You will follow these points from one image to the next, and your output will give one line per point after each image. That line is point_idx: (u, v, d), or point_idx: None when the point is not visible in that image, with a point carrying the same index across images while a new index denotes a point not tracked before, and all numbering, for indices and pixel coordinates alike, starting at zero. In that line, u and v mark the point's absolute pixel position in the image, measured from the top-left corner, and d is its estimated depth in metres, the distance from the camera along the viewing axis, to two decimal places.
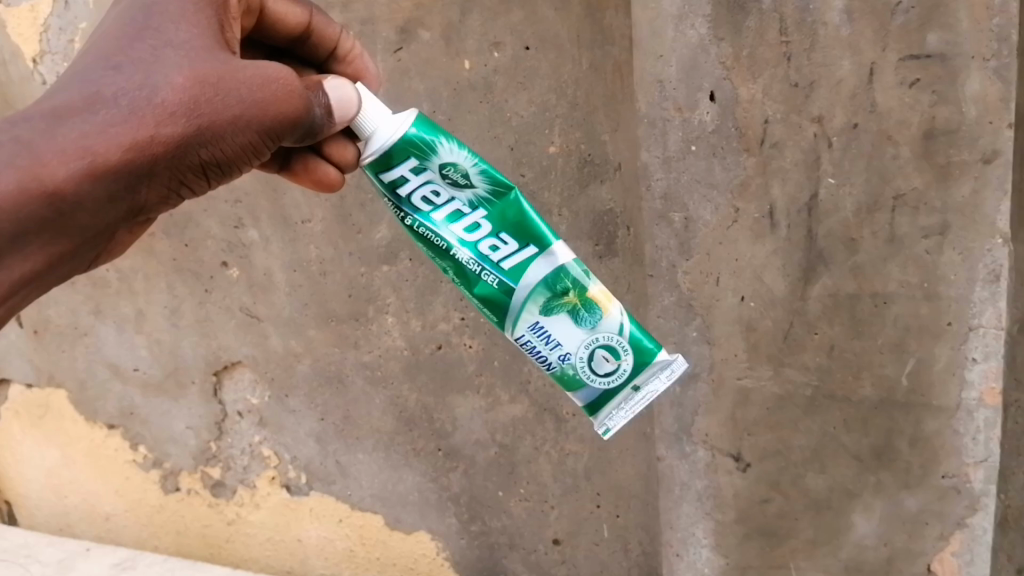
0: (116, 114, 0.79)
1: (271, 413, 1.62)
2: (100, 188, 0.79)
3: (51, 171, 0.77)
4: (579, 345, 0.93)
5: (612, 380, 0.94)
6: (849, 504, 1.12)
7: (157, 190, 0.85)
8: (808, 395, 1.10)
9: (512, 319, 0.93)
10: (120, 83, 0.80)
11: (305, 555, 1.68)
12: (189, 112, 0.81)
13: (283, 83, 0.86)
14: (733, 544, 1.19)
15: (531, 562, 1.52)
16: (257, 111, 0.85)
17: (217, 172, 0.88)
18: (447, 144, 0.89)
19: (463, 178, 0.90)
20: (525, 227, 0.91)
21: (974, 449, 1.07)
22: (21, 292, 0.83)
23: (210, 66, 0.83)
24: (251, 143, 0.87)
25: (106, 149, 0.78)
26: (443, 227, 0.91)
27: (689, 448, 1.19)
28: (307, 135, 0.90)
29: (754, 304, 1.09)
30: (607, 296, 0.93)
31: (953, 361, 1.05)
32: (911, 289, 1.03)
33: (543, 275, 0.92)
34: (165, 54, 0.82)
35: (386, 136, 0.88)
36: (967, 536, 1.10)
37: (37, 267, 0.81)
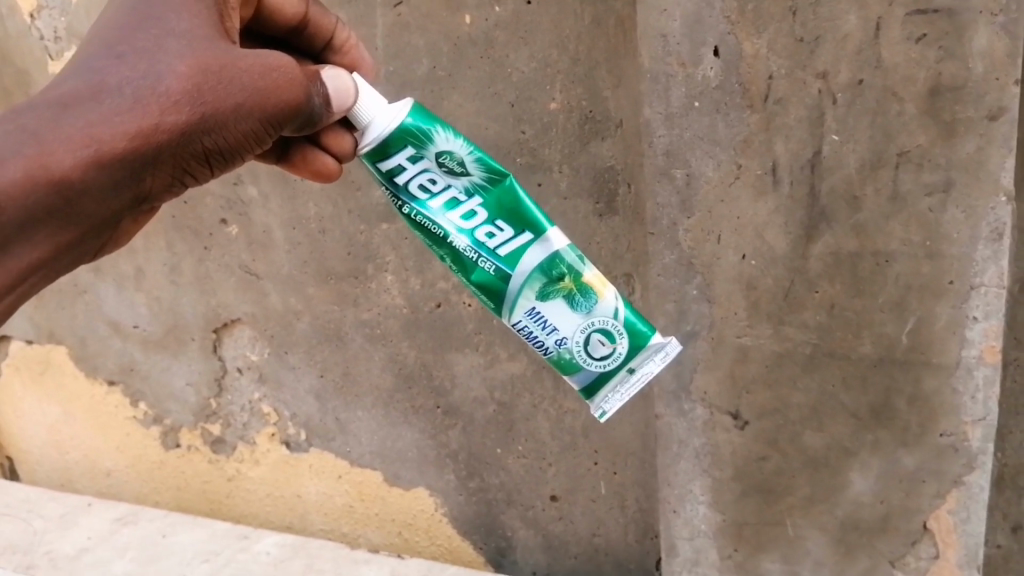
0: (122, 102, 0.80)
1: (270, 370, 1.63)
2: (107, 176, 0.80)
3: (58, 159, 0.76)
4: (576, 330, 0.95)
5: (608, 364, 0.96)
6: (847, 461, 1.13)
7: (160, 178, 0.85)
8: (808, 352, 1.11)
9: (509, 305, 0.95)
10: (124, 72, 0.81)
11: (304, 510, 1.70)
12: (193, 101, 0.82)
13: (284, 72, 0.88)
14: (729, 501, 1.20)
15: (528, 519, 1.53)
16: (258, 99, 0.86)
17: (219, 160, 0.89)
18: (443, 133, 0.91)
19: (459, 166, 0.92)
20: (519, 213, 0.93)
21: (973, 407, 1.07)
22: (26, 282, 0.81)
23: (211, 55, 0.84)
24: (254, 130, 0.88)
25: (113, 136, 0.78)
26: (439, 215, 0.93)
27: (688, 406, 1.19)
28: (306, 125, 0.92)
29: (756, 262, 1.09)
30: (602, 281, 0.95)
31: (953, 320, 1.05)
32: (913, 247, 1.03)
33: (538, 261, 0.94)
34: (168, 43, 0.83)
35: (383, 125, 0.90)
36: (964, 494, 1.11)
37: (44, 255, 0.80)
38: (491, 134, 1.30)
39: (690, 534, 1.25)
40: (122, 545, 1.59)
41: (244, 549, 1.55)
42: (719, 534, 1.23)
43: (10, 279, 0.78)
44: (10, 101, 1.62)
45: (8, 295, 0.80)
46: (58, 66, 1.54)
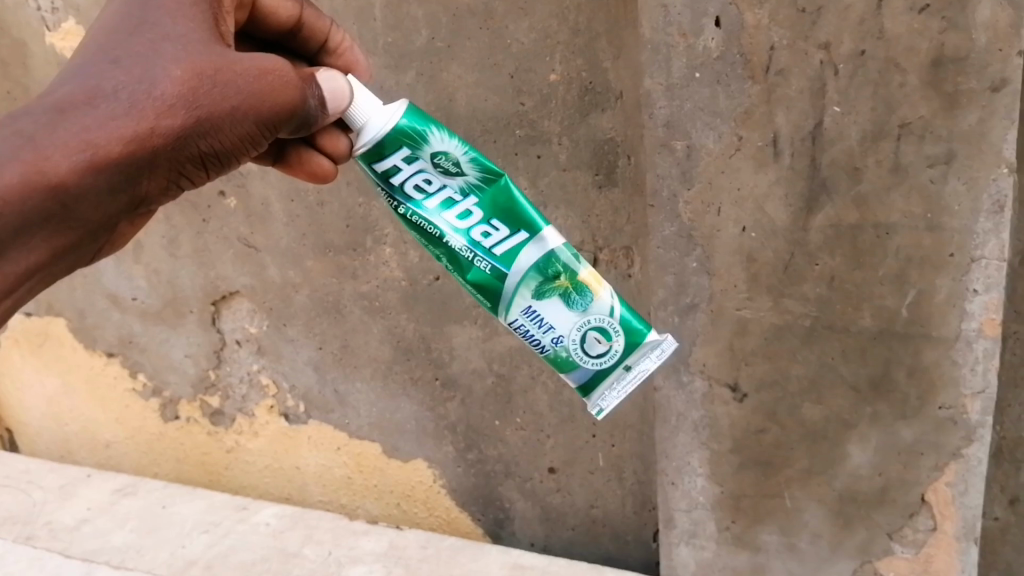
0: (118, 107, 0.80)
1: (269, 343, 1.63)
2: (103, 181, 0.80)
3: (54, 164, 0.76)
4: (572, 328, 0.95)
5: (604, 361, 0.96)
6: (846, 434, 1.15)
7: (157, 182, 0.85)
8: (807, 325, 1.11)
9: (505, 304, 0.95)
10: (120, 77, 0.81)
11: (303, 482, 1.70)
12: (188, 105, 0.83)
13: (280, 75, 0.88)
14: (728, 472, 1.22)
15: (526, 490, 1.54)
16: (253, 102, 0.87)
17: (215, 163, 0.89)
18: (438, 134, 0.92)
19: (454, 166, 0.92)
20: (515, 212, 0.93)
21: (972, 379, 1.07)
22: (23, 286, 0.81)
23: (206, 60, 0.85)
24: (249, 133, 0.88)
25: (109, 141, 0.79)
26: (435, 215, 0.94)
27: (686, 378, 1.19)
28: (302, 126, 0.93)
29: (755, 235, 1.09)
30: (597, 279, 0.95)
31: (953, 293, 1.04)
32: (914, 220, 1.02)
33: (534, 260, 0.94)
34: (164, 48, 0.84)
35: (379, 126, 0.91)
36: (962, 467, 1.11)
37: (41, 259, 0.80)
38: (491, 106, 1.29)
39: (688, 505, 1.27)
40: (121, 516, 1.59)
41: (242, 520, 1.56)
42: (717, 506, 1.25)
43: (8, 283, 0.79)
44: (7, 71, 1.61)
45: (5, 298, 0.80)
46: (57, 37, 1.53)
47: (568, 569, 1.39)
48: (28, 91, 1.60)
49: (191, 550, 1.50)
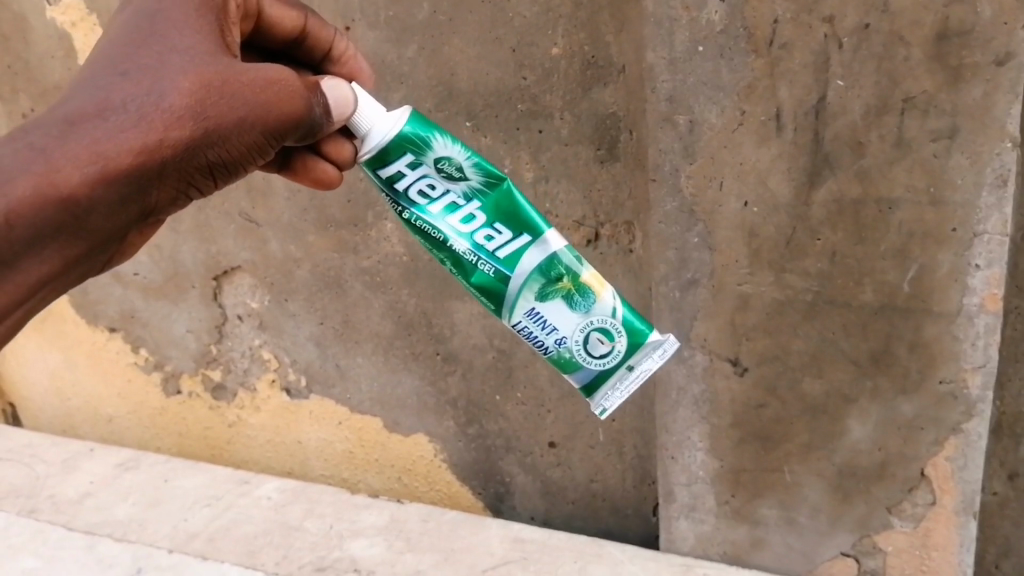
0: (127, 119, 0.80)
1: (270, 317, 1.63)
2: (114, 192, 0.80)
3: (65, 176, 0.77)
4: (575, 329, 0.97)
5: (607, 362, 0.98)
6: (846, 409, 1.15)
7: (165, 192, 0.86)
8: (809, 300, 1.11)
9: (508, 306, 0.97)
10: (129, 89, 0.81)
11: (305, 456, 1.71)
12: (197, 115, 0.83)
13: (285, 85, 0.89)
14: (728, 447, 1.24)
15: (527, 464, 1.55)
16: (261, 113, 0.87)
17: (222, 172, 0.90)
18: (441, 139, 0.93)
19: (457, 171, 0.94)
20: (517, 216, 0.95)
21: (973, 354, 1.07)
22: (33, 297, 0.81)
23: (214, 71, 0.85)
24: (256, 142, 0.89)
25: (118, 152, 0.79)
26: (439, 219, 0.95)
27: (687, 353, 1.20)
28: (308, 134, 0.93)
29: (757, 210, 1.09)
30: (599, 281, 0.97)
31: (955, 267, 1.04)
32: (917, 194, 1.02)
33: (536, 262, 0.96)
34: (171, 59, 0.84)
35: (383, 132, 0.93)
36: (961, 442, 1.12)
37: (52, 270, 0.81)
38: (492, 80, 1.29)
39: (688, 479, 1.29)
40: (124, 490, 1.60)
41: (245, 494, 1.57)
42: (717, 481, 1.27)
43: (18, 293, 0.79)
44: (7, 45, 1.60)
45: (16, 310, 0.81)
46: (58, 10, 1.53)
47: (568, 542, 1.40)
48: (28, 65, 1.60)
49: (193, 524, 1.51)
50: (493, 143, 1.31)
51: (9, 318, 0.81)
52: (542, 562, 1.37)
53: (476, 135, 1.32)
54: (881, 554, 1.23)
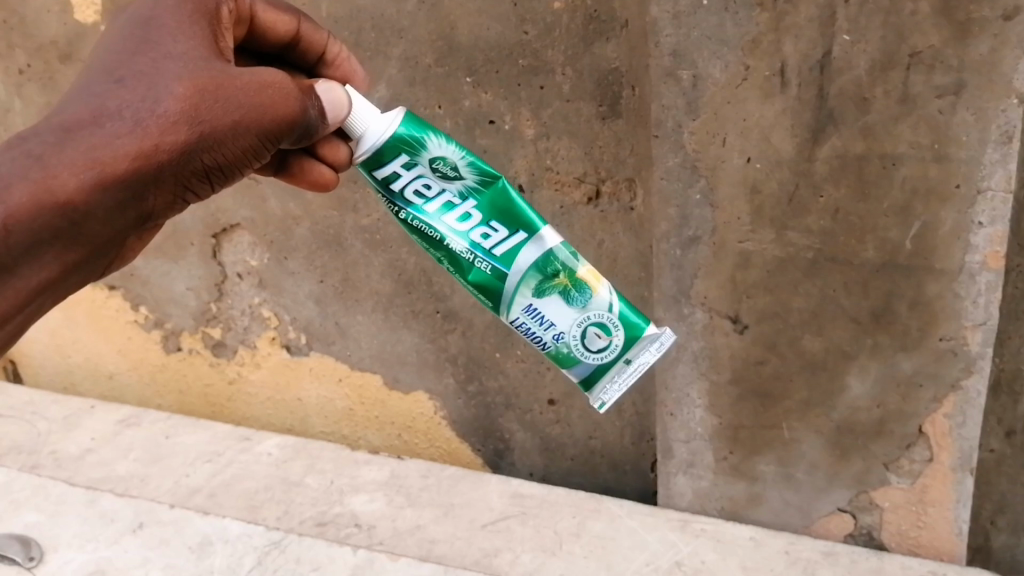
0: (122, 126, 0.80)
1: (269, 276, 1.62)
2: (110, 197, 0.81)
3: (62, 182, 0.78)
4: (572, 324, 0.98)
5: (605, 355, 0.99)
6: (846, 365, 1.16)
7: (163, 197, 0.86)
8: (810, 258, 1.11)
9: (506, 303, 0.98)
10: (124, 96, 0.81)
11: (305, 413, 1.72)
12: (191, 120, 0.83)
13: (278, 88, 0.89)
14: (727, 404, 1.25)
15: (526, 422, 1.55)
16: (255, 115, 0.87)
17: (220, 176, 0.89)
18: (435, 139, 0.94)
19: (452, 171, 0.95)
20: (513, 213, 0.96)
21: (974, 311, 1.08)
22: (35, 303, 0.84)
23: (208, 75, 0.85)
24: (252, 145, 0.88)
25: (114, 158, 0.79)
26: (435, 219, 0.96)
27: (687, 310, 1.20)
28: (303, 136, 0.93)
29: (760, 165, 1.08)
30: (596, 276, 0.98)
31: (959, 225, 1.04)
32: (921, 150, 1.01)
33: (533, 259, 0.97)
34: (165, 66, 0.84)
35: (377, 133, 0.93)
36: (960, 399, 1.14)
37: (52, 276, 0.82)
38: (493, 35, 1.25)
39: (686, 436, 1.31)
40: (126, 446, 1.61)
41: (246, 450, 1.58)
42: (715, 438, 1.29)
43: (20, 299, 0.81)
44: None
45: (17, 315, 0.83)
46: None
47: (567, 498, 1.42)
48: (21, 19, 1.57)
49: (194, 479, 1.52)
50: (494, 100, 1.29)
51: (11, 323, 0.83)
52: (542, 517, 1.39)
53: (477, 91, 1.29)
54: (877, 510, 1.26)
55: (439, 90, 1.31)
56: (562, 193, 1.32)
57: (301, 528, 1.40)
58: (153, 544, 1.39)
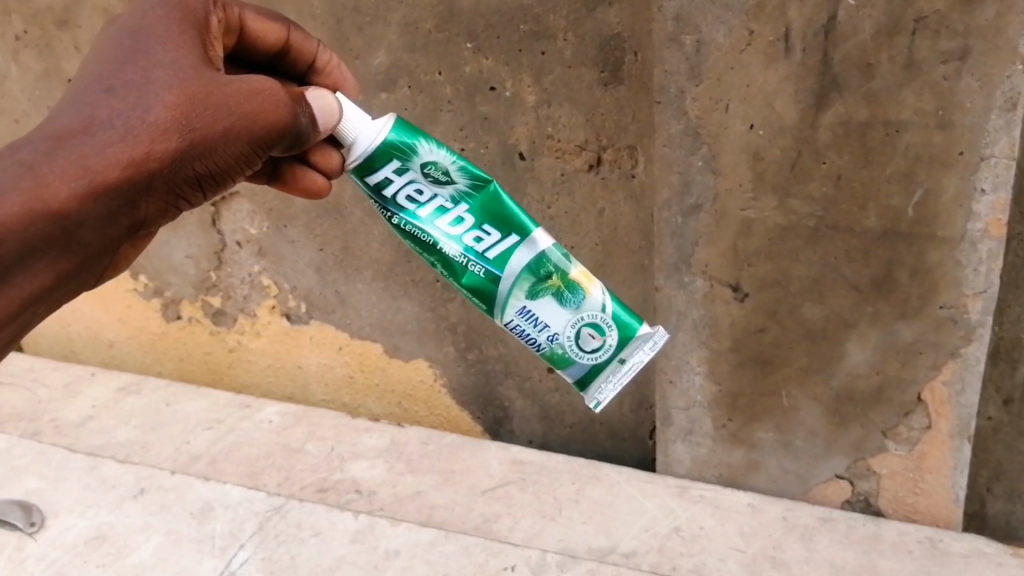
0: (113, 134, 0.79)
1: (269, 244, 1.62)
2: (103, 205, 0.80)
3: (53, 191, 0.77)
4: (566, 325, 0.98)
5: (599, 356, 0.99)
6: (846, 333, 1.16)
7: (155, 204, 0.85)
8: (812, 226, 1.10)
9: (500, 306, 0.98)
10: (114, 104, 0.80)
11: (306, 381, 1.73)
12: (182, 129, 0.82)
13: (269, 95, 0.87)
14: (726, 371, 1.26)
15: (526, 389, 1.55)
16: (246, 122, 0.86)
17: (212, 183, 0.88)
18: (427, 144, 0.94)
19: (443, 175, 0.94)
20: (504, 217, 0.95)
21: (974, 279, 1.08)
22: (30, 311, 0.82)
23: (198, 83, 0.84)
24: (243, 152, 0.87)
25: (105, 166, 0.78)
26: (429, 223, 0.96)
27: (688, 278, 1.21)
28: (294, 144, 0.92)
29: (764, 132, 1.07)
30: (588, 278, 0.98)
31: (961, 192, 1.03)
32: (925, 117, 1.00)
33: (525, 261, 0.96)
34: (155, 74, 0.83)
35: (369, 139, 0.93)
36: (959, 366, 1.14)
37: (46, 284, 0.81)
38: None
39: (685, 404, 1.32)
40: (126, 413, 1.61)
41: (246, 418, 1.58)
42: (713, 405, 1.30)
43: (13, 307, 0.79)
44: None
45: (13, 321, 0.81)
46: None
47: (567, 464, 1.42)
48: None
49: (195, 446, 1.52)
50: (495, 66, 1.27)
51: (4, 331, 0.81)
52: (541, 483, 1.39)
53: (478, 57, 1.28)
54: (875, 477, 1.28)
55: (439, 56, 1.29)
56: (563, 161, 1.31)
57: (302, 495, 1.41)
58: (153, 509, 1.39)
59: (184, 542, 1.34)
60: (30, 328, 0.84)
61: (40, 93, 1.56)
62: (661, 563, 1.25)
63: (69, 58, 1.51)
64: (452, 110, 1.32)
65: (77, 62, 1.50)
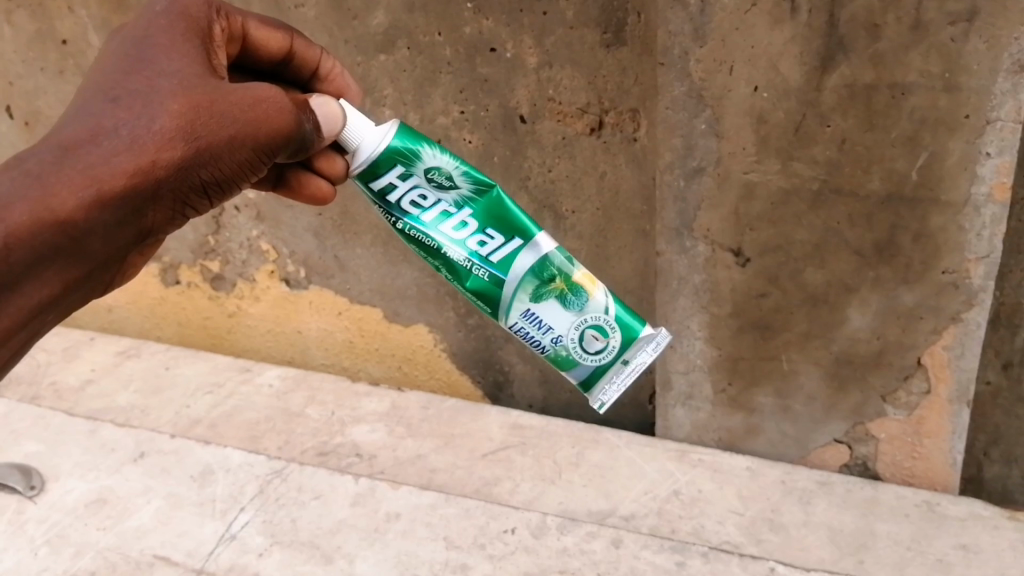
0: (119, 144, 0.79)
1: (267, 209, 1.60)
2: (109, 214, 0.79)
3: (60, 201, 0.76)
4: (570, 327, 0.97)
5: (603, 357, 0.99)
6: (847, 298, 1.16)
7: (161, 211, 0.85)
8: (815, 189, 1.09)
9: (504, 309, 0.97)
10: (120, 114, 0.80)
11: (305, 345, 1.73)
12: (187, 137, 0.81)
13: (273, 102, 0.86)
14: (726, 335, 1.26)
15: (526, 354, 1.55)
16: (251, 130, 0.84)
17: (217, 190, 0.88)
18: (430, 150, 0.93)
19: (447, 180, 0.93)
20: (508, 220, 0.95)
21: (977, 244, 1.07)
22: (38, 319, 0.81)
23: (203, 91, 0.83)
24: (249, 159, 0.86)
25: (111, 176, 0.78)
26: (433, 228, 0.95)
27: (689, 243, 1.20)
28: (299, 150, 0.91)
29: (768, 95, 1.06)
30: (592, 280, 0.97)
31: (966, 155, 1.03)
32: (931, 80, 0.99)
33: (529, 265, 0.96)
34: (160, 83, 0.82)
35: (372, 145, 0.92)
36: (961, 331, 1.14)
37: (53, 293, 0.80)
38: None
39: (685, 368, 1.32)
40: (126, 377, 1.61)
41: (246, 382, 1.58)
42: (714, 369, 1.30)
43: (21, 316, 0.79)
44: None
45: (21, 329, 0.80)
46: None
47: (566, 429, 1.43)
48: None
49: (195, 410, 1.52)
50: (495, 27, 1.25)
51: (14, 340, 0.81)
52: (541, 447, 1.40)
53: (478, 17, 1.25)
54: (873, 441, 1.28)
55: (439, 17, 1.27)
56: (564, 124, 1.29)
57: (303, 458, 1.41)
58: (154, 472, 1.40)
59: (184, 505, 1.34)
60: (37, 336, 0.84)
61: (34, 54, 1.55)
62: (660, 526, 1.25)
63: (62, 18, 1.49)
64: (452, 72, 1.31)
65: (71, 22, 1.48)
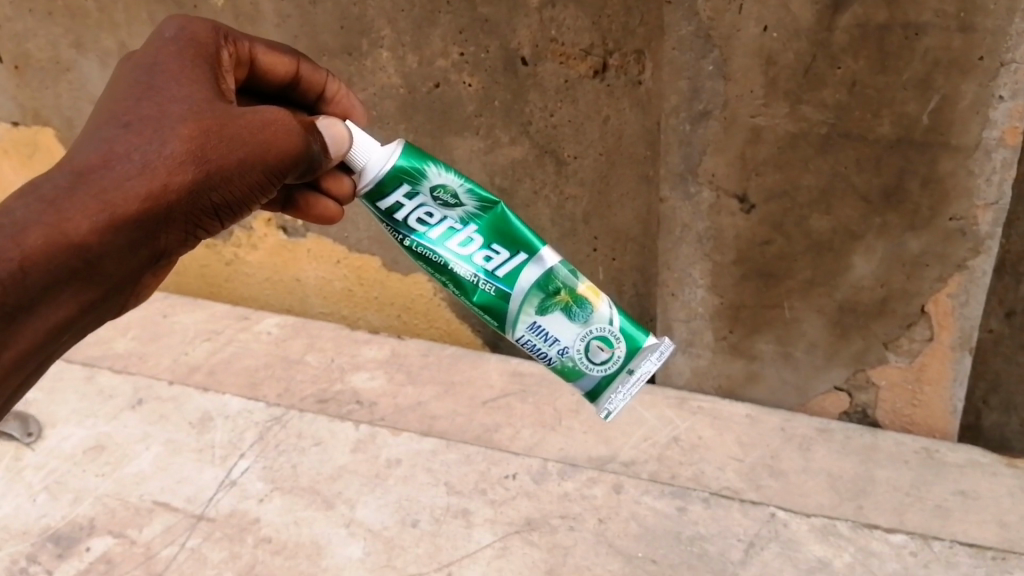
0: (131, 168, 0.77)
1: None
2: (124, 237, 0.77)
3: (75, 225, 0.74)
4: (576, 338, 0.94)
5: (608, 367, 0.95)
6: (852, 245, 1.14)
7: (175, 235, 0.82)
8: (823, 133, 1.07)
9: (510, 322, 0.95)
10: (132, 139, 0.78)
11: (304, 294, 1.71)
12: (197, 161, 0.79)
13: (282, 125, 0.84)
14: (729, 283, 1.25)
15: None
16: (261, 152, 0.82)
17: (230, 213, 0.85)
18: (435, 168, 0.91)
19: (452, 198, 0.91)
20: (513, 236, 0.92)
21: (986, 190, 1.06)
22: (54, 343, 0.79)
23: (212, 116, 0.81)
24: (260, 181, 0.84)
25: (125, 200, 0.76)
26: (439, 245, 0.92)
27: (693, 189, 1.19)
28: (309, 170, 0.88)
29: (777, 35, 1.03)
30: (596, 292, 0.94)
31: (978, 99, 1.00)
32: (946, 19, 0.96)
33: (535, 278, 0.93)
34: (170, 109, 0.80)
35: (378, 165, 0.90)
36: (966, 278, 1.13)
37: (70, 315, 0.78)
38: None
39: (687, 316, 1.32)
40: (124, 324, 1.60)
41: (244, 329, 1.58)
42: (715, 317, 1.30)
43: (37, 338, 0.77)
44: None
45: (37, 352, 0.78)
46: None
47: None
48: None
49: (194, 356, 1.51)
50: None
51: (29, 364, 0.78)
52: (541, 394, 1.39)
53: None
54: (874, 389, 1.28)
55: None
56: (566, 66, 1.25)
57: (301, 405, 1.40)
58: (152, 418, 1.39)
59: (184, 451, 1.33)
60: (53, 360, 0.81)
61: None
62: (660, 471, 1.25)
63: None
64: (451, 12, 1.27)
65: None
